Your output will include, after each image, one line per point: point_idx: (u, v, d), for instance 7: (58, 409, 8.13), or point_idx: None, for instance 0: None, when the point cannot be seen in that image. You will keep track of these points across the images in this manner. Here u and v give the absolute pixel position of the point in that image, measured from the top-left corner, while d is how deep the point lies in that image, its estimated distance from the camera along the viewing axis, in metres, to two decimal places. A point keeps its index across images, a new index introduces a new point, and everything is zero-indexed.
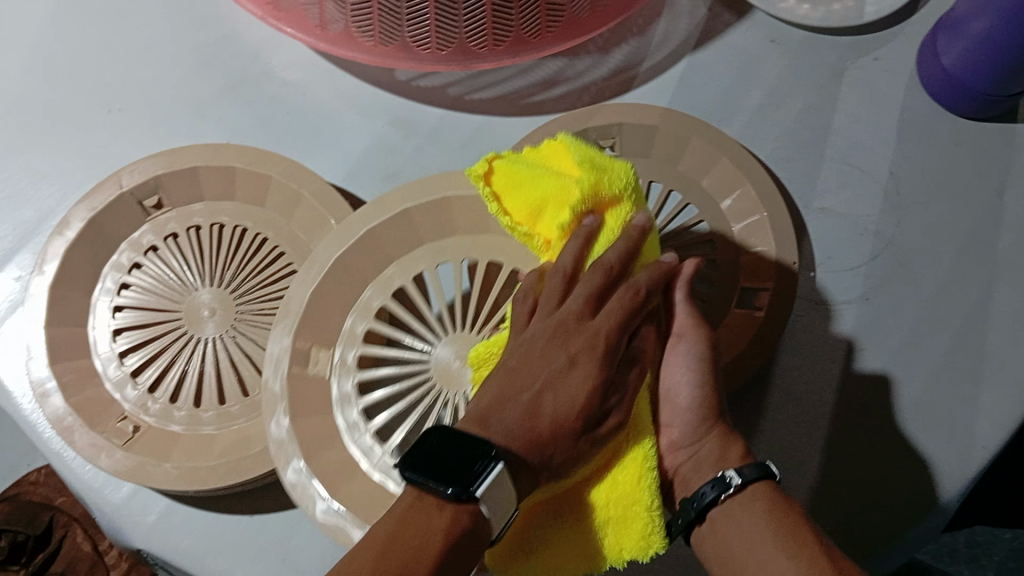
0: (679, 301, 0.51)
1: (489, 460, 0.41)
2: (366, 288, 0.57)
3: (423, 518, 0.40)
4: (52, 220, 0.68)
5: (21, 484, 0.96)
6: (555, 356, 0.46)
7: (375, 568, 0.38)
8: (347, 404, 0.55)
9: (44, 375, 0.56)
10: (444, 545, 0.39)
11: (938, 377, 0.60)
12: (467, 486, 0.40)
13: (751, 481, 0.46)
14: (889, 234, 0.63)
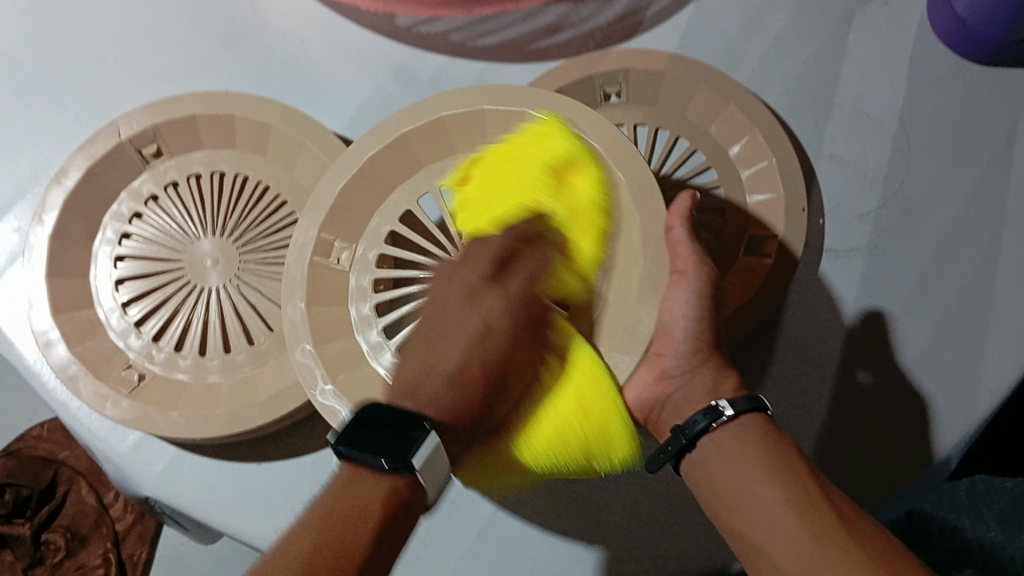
0: (682, 237, 0.48)
1: (426, 432, 0.43)
2: (372, 219, 0.56)
3: (349, 509, 0.42)
4: (48, 171, 0.67)
5: (23, 440, 0.95)
6: (473, 323, 0.49)
7: (315, 538, 0.41)
8: (368, 325, 0.55)
9: (47, 325, 0.56)
10: (383, 514, 0.42)
11: (943, 325, 0.60)
12: (403, 456, 0.42)
13: (743, 413, 0.47)
14: (898, 181, 0.63)
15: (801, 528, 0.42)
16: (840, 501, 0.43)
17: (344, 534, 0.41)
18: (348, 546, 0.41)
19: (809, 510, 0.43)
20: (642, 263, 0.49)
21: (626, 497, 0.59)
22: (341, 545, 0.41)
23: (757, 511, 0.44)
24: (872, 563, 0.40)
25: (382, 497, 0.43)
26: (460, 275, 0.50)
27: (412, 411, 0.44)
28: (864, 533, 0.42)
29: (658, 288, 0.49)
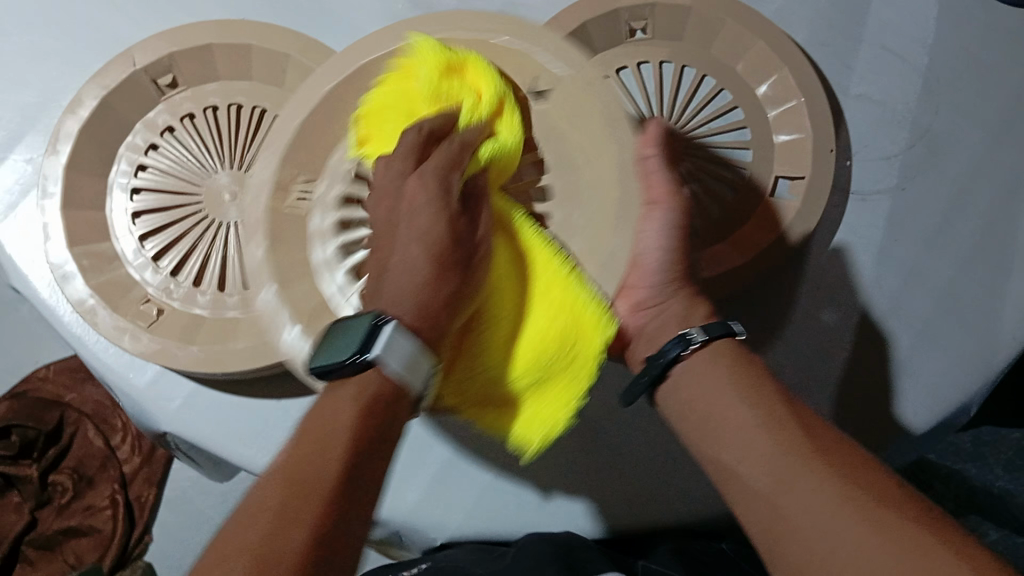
0: (657, 165, 0.49)
1: (381, 326, 0.41)
2: (320, 177, 0.52)
3: (315, 435, 0.39)
4: (58, 101, 0.65)
5: (29, 381, 0.94)
6: (402, 224, 0.45)
7: (286, 472, 0.37)
8: (333, 268, 0.51)
9: (62, 258, 0.55)
10: (358, 416, 0.39)
11: (966, 266, 0.60)
12: (363, 350, 0.40)
13: (713, 339, 0.47)
14: (925, 122, 0.62)
15: (770, 448, 0.42)
16: (810, 423, 0.43)
17: (314, 457, 0.38)
18: (317, 470, 0.37)
19: (779, 428, 0.43)
20: (616, 188, 0.48)
21: (649, 434, 0.62)
22: (314, 463, 0.37)
23: (730, 439, 0.44)
24: (838, 475, 0.40)
25: (354, 421, 0.39)
26: (400, 151, 0.46)
27: (370, 314, 0.42)
28: (833, 446, 0.42)
29: (630, 222, 0.48)
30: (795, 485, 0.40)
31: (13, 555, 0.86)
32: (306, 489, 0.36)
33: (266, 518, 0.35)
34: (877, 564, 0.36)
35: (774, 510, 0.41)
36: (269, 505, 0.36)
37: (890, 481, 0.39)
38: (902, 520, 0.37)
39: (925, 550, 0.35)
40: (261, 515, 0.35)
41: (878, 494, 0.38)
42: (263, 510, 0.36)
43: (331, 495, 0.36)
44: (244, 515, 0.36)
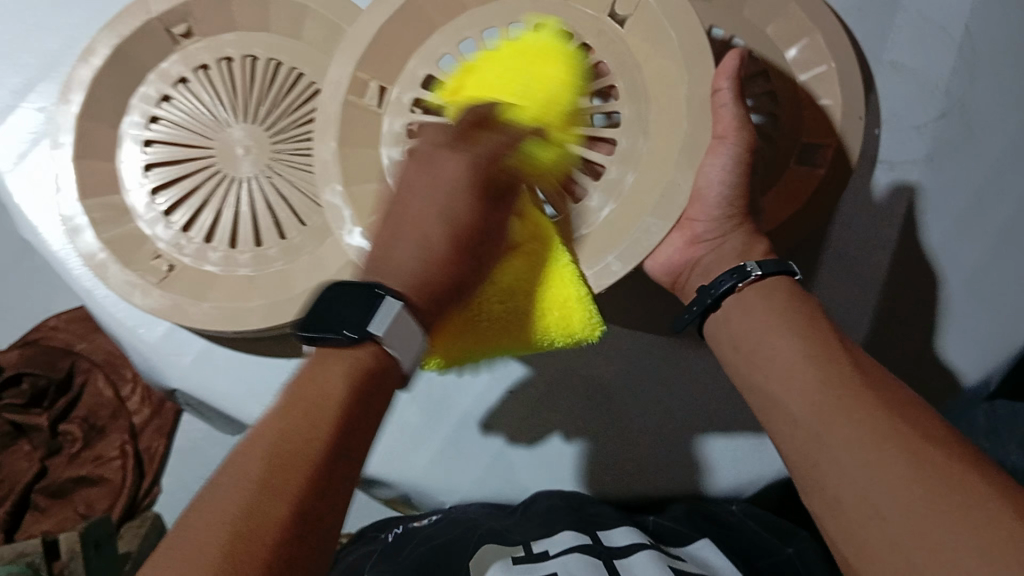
0: (728, 100, 0.45)
1: (383, 300, 0.40)
2: (393, 87, 0.51)
3: (314, 390, 0.37)
4: (74, 48, 0.61)
5: (40, 330, 0.93)
6: (433, 187, 0.43)
7: (283, 426, 0.36)
8: (400, 173, 0.51)
9: (73, 211, 0.55)
10: (351, 386, 0.38)
11: (996, 244, 0.59)
12: (363, 326, 0.39)
13: (770, 274, 0.47)
14: (959, 95, 0.59)
15: (818, 376, 0.41)
16: (861, 359, 0.42)
17: (310, 417, 0.36)
18: (311, 435, 0.36)
19: (825, 362, 0.42)
20: (684, 123, 0.45)
21: (665, 408, 0.61)
22: (307, 421, 0.36)
23: (777, 361, 0.43)
24: (885, 407, 0.39)
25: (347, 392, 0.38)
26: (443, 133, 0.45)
27: (372, 286, 0.40)
28: (880, 383, 0.40)
29: (698, 151, 0.45)
30: (836, 415, 0.39)
31: (25, 502, 0.86)
32: (296, 456, 0.35)
33: (258, 469, 0.34)
34: (913, 489, 0.35)
35: (814, 439, 0.40)
36: (239, 496, 0.33)
37: (936, 419, 0.38)
38: (944, 453, 0.36)
39: (965, 479, 0.34)
40: (248, 474, 0.34)
41: (924, 429, 0.37)
42: (246, 491, 0.33)
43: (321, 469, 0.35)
44: (217, 488, 0.34)
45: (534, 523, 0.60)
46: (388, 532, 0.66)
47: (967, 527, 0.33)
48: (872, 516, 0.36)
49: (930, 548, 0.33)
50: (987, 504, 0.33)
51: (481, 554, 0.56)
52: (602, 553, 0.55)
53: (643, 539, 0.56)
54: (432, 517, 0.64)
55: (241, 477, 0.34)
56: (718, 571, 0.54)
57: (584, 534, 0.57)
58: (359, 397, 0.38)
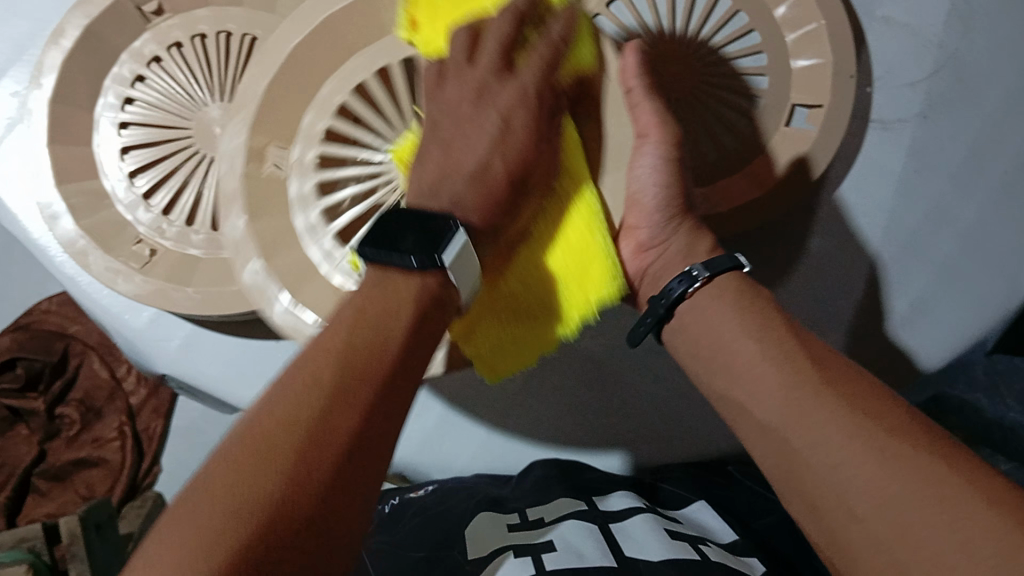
0: (641, 98, 0.44)
1: (453, 232, 0.39)
2: (305, 114, 0.49)
3: (372, 322, 0.37)
4: (43, 30, 0.59)
5: (30, 314, 0.90)
6: (489, 118, 0.43)
7: (341, 348, 0.36)
8: (306, 206, 0.49)
9: (51, 198, 0.55)
10: (414, 320, 0.38)
11: (990, 202, 0.59)
12: (432, 255, 0.38)
13: (718, 274, 0.46)
14: (953, 49, 0.57)
15: (777, 377, 0.40)
16: (820, 352, 0.42)
17: (361, 361, 0.36)
18: (363, 369, 0.35)
19: (786, 361, 0.41)
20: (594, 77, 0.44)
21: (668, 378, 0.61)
22: (369, 358, 0.36)
23: (737, 366, 0.43)
24: (849, 405, 0.37)
25: (406, 329, 0.37)
26: (480, 60, 0.43)
27: (441, 215, 0.39)
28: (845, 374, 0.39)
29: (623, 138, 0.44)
30: (809, 420, 0.38)
31: (25, 484, 0.87)
32: (345, 402, 0.34)
33: (313, 387, 0.34)
34: (889, 488, 0.34)
35: (786, 442, 0.39)
36: (277, 423, 0.33)
37: (903, 409, 0.37)
38: (914, 447, 0.35)
39: (936, 475, 0.33)
40: (295, 426, 0.33)
41: (895, 420, 0.36)
42: (296, 412, 0.33)
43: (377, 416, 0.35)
44: (259, 427, 0.33)
45: (528, 491, 0.60)
46: (383, 502, 0.64)
47: (951, 521, 0.32)
48: (852, 518, 0.35)
49: (913, 545, 0.33)
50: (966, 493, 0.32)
51: (478, 521, 0.57)
52: (599, 518, 0.54)
53: (638, 503, 0.56)
54: (428, 487, 0.63)
55: (296, 399, 0.34)
56: (714, 534, 0.54)
57: (579, 501, 0.57)
58: (411, 326, 0.38)
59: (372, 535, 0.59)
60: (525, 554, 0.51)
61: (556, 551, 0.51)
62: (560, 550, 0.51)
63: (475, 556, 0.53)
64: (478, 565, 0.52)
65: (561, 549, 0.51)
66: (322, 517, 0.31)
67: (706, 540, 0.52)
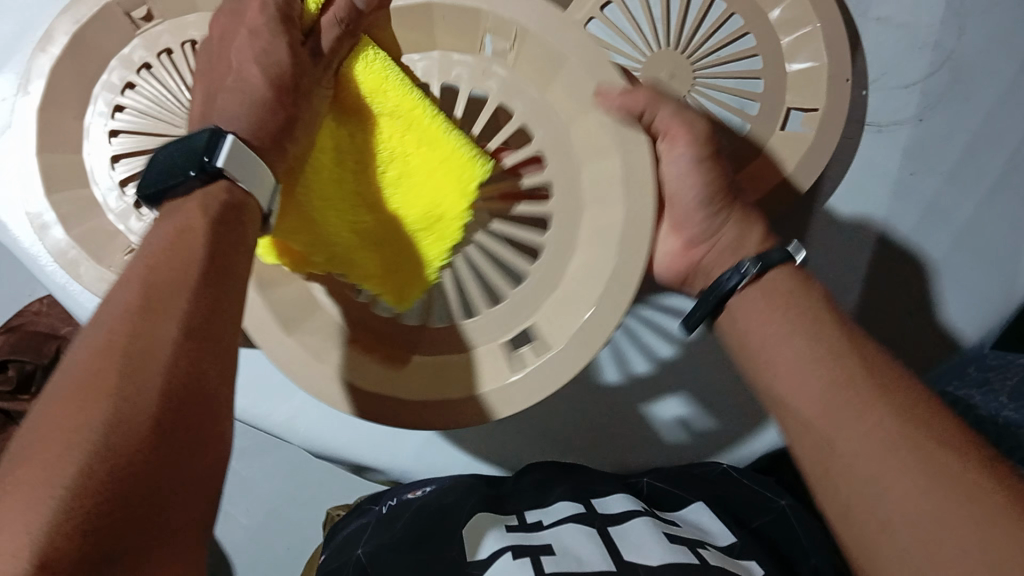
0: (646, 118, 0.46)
1: (220, 138, 0.37)
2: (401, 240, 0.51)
3: (178, 242, 0.34)
4: (32, 36, 0.59)
5: (22, 316, 0.84)
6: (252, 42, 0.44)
7: (142, 277, 0.33)
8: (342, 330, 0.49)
9: (41, 207, 0.55)
10: (211, 222, 0.36)
11: (987, 202, 0.59)
12: (203, 164, 0.37)
13: (774, 265, 0.45)
14: (950, 49, 0.57)
15: (821, 383, 0.41)
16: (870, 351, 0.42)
17: (165, 281, 0.33)
18: (172, 286, 0.33)
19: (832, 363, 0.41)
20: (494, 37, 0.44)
21: (673, 378, 0.62)
22: (173, 277, 0.33)
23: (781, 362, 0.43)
24: (890, 417, 0.38)
25: (210, 240, 0.35)
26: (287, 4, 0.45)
27: (201, 129, 0.38)
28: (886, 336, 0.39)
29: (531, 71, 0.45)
30: (844, 421, 0.40)
31: None
32: (148, 346, 0.31)
33: (123, 312, 0.32)
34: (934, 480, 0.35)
35: (823, 449, 0.40)
36: (92, 354, 0.30)
37: (942, 421, 0.38)
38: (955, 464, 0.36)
39: (969, 492, 0.35)
40: (107, 353, 0.30)
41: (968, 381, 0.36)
42: (107, 343, 0.31)
43: (205, 320, 0.33)
44: (77, 362, 0.30)
45: (526, 494, 0.60)
46: (382, 503, 0.64)
47: (981, 545, 0.33)
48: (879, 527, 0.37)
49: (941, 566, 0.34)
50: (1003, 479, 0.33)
51: (477, 520, 0.57)
52: (597, 522, 0.54)
53: (638, 506, 0.56)
54: (426, 488, 0.63)
55: (108, 328, 0.31)
56: (712, 537, 0.54)
57: (577, 503, 0.57)
58: (211, 234, 0.35)
59: (369, 540, 0.58)
60: (523, 555, 0.50)
61: (554, 554, 0.50)
62: (559, 553, 0.50)
63: (474, 559, 0.52)
64: (478, 567, 0.51)
65: (560, 552, 0.50)
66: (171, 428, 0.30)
67: (705, 543, 0.52)
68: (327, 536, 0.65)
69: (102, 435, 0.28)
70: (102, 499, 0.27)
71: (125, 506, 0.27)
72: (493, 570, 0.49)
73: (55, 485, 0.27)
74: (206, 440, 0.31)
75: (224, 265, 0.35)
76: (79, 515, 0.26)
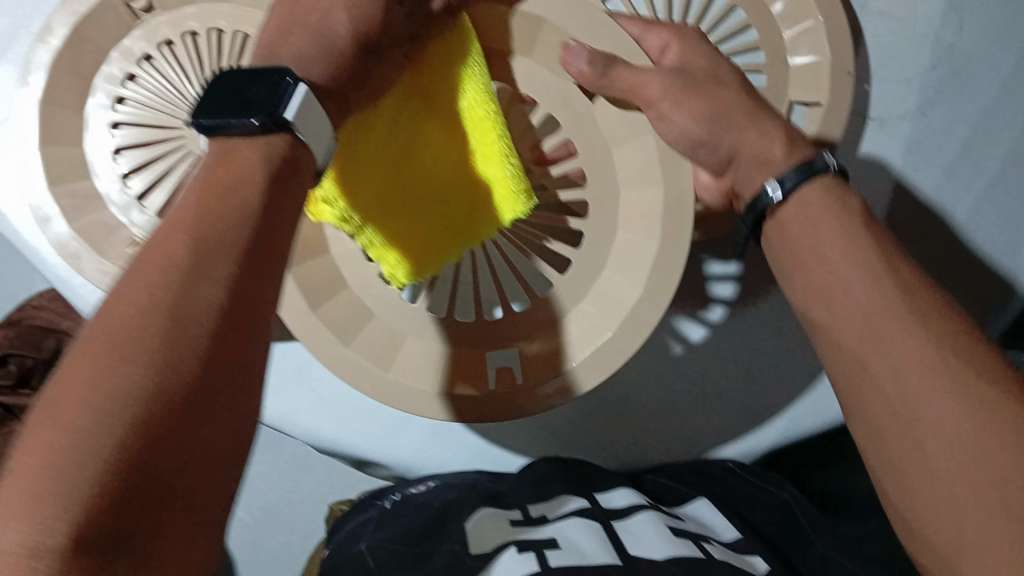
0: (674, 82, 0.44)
1: (289, 83, 0.35)
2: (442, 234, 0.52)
3: (220, 196, 0.33)
4: (29, 29, 0.58)
5: (22, 311, 0.83)
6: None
7: (189, 228, 0.32)
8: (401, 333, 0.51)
9: (42, 201, 0.56)
10: (267, 180, 0.34)
11: (989, 191, 0.59)
12: (273, 113, 0.34)
13: (796, 189, 0.42)
14: (949, 41, 0.56)
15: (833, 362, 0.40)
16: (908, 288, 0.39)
17: (212, 235, 0.32)
18: (220, 241, 0.32)
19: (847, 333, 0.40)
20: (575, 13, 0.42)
21: (672, 375, 0.62)
22: (220, 231, 0.32)
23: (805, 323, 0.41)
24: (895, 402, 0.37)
25: (261, 194, 0.34)
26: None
27: (270, 69, 0.35)
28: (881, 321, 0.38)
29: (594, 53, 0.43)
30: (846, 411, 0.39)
31: None
32: (189, 311, 0.30)
33: (165, 269, 0.30)
34: (934, 464, 0.35)
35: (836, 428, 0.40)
36: (131, 310, 0.29)
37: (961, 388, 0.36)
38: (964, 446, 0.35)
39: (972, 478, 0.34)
40: (146, 315, 0.29)
41: (972, 363, 0.36)
42: (147, 301, 0.29)
43: (251, 282, 0.32)
44: (111, 315, 0.29)
45: (529, 488, 0.60)
46: (385, 498, 0.64)
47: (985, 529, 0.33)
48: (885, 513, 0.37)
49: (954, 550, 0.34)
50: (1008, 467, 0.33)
51: (480, 514, 0.56)
52: (602, 516, 0.54)
53: (641, 501, 0.56)
54: (429, 483, 0.64)
55: (148, 282, 0.30)
56: (716, 532, 0.54)
57: (580, 498, 0.57)
58: (266, 194, 0.34)
59: (372, 535, 0.58)
60: (527, 550, 0.49)
61: (559, 548, 0.49)
62: (563, 547, 0.49)
63: (477, 551, 0.52)
64: (480, 561, 0.51)
65: (564, 546, 0.49)
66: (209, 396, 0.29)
67: (709, 539, 0.52)
68: (330, 530, 0.65)
69: (142, 403, 0.27)
70: (136, 471, 0.26)
71: (153, 478, 0.26)
72: (498, 563, 0.49)
73: (86, 451, 0.26)
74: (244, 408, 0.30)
75: (272, 225, 0.34)
76: (108, 488, 0.25)
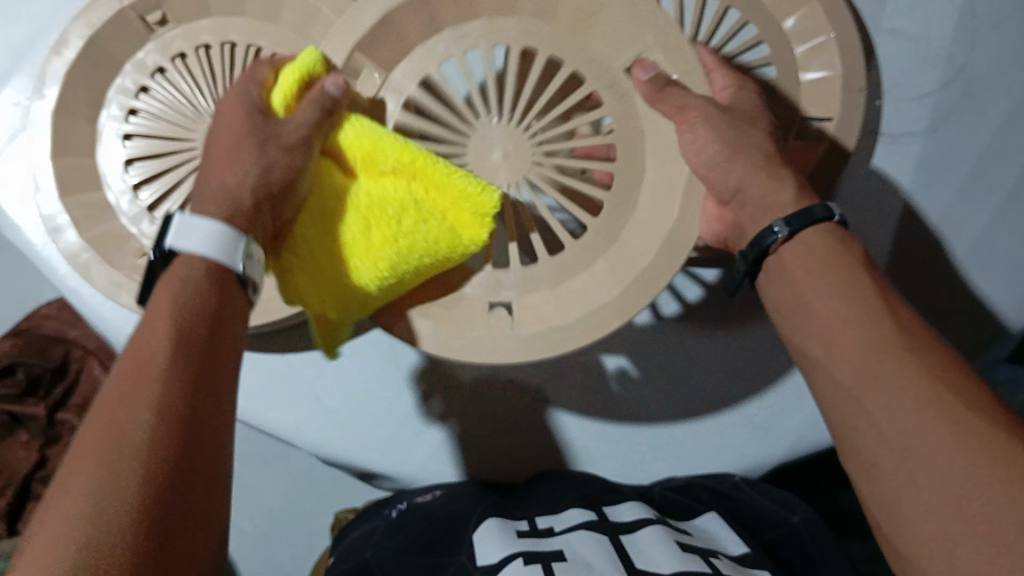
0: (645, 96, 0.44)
1: (173, 216, 0.40)
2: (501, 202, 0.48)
3: (146, 329, 0.36)
4: (47, 39, 0.59)
5: (28, 319, 0.82)
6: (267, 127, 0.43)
7: (119, 372, 0.34)
8: None
9: (54, 210, 0.56)
10: (178, 302, 0.37)
11: (1002, 211, 0.60)
12: (161, 248, 0.39)
13: (798, 231, 0.43)
14: (962, 61, 0.57)
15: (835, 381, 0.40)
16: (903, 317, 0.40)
17: (140, 365, 0.34)
18: (145, 368, 0.34)
19: (853, 351, 0.39)
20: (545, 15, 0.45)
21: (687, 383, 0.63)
22: (146, 361, 0.34)
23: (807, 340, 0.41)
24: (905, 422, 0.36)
25: (175, 310, 0.36)
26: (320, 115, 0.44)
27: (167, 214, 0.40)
28: (882, 335, 0.39)
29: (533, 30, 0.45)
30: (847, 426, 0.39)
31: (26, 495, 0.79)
32: (121, 437, 0.32)
33: (101, 412, 0.33)
34: (926, 486, 0.35)
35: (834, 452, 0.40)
36: (76, 454, 0.32)
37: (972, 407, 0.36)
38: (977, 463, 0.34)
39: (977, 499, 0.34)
40: (84, 455, 0.31)
41: (964, 394, 0.36)
42: (86, 441, 0.32)
43: (184, 389, 0.34)
44: (62, 470, 0.32)
45: (537, 502, 0.60)
46: (391, 507, 0.64)
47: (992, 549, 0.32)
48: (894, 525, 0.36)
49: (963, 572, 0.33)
50: (999, 495, 0.33)
51: (486, 526, 0.56)
52: (609, 530, 0.53)
53: (647, 514, 0.55)
54: (435, 492, 0.63)
55: (88, 432, 0.32)
56: (723, 546, 0.53)
57: (588, 512, 0.56)
58: (175, 309, 0.36)
59: (377, 543, 0.58)
60: (533, 561, 0.49)
61: (566, 560, 0.49)
62: (570, 558, 0.49)
63: (484, 562, 0.51)
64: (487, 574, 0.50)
65: (571, 558, 0.49)
66: (159, 505, 0.31)
67: (716, 552, 0.51)
68: (335, 540, 0.65)
69: (88, 531, 0.29)
70: None
71: None
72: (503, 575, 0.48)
73: None
74: (194, 518, 0.32)
75: (204, 336, 0.36)
76: None
